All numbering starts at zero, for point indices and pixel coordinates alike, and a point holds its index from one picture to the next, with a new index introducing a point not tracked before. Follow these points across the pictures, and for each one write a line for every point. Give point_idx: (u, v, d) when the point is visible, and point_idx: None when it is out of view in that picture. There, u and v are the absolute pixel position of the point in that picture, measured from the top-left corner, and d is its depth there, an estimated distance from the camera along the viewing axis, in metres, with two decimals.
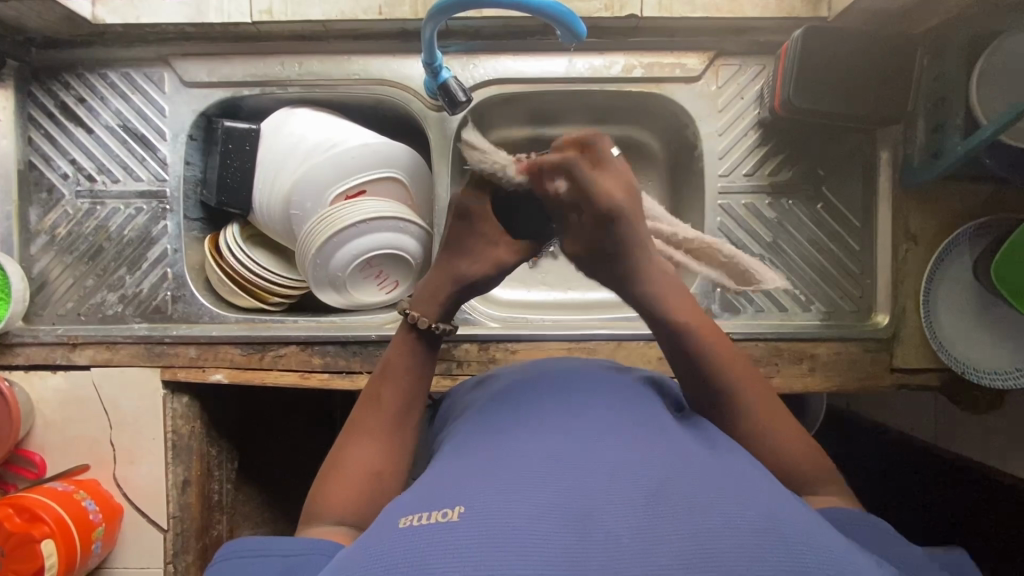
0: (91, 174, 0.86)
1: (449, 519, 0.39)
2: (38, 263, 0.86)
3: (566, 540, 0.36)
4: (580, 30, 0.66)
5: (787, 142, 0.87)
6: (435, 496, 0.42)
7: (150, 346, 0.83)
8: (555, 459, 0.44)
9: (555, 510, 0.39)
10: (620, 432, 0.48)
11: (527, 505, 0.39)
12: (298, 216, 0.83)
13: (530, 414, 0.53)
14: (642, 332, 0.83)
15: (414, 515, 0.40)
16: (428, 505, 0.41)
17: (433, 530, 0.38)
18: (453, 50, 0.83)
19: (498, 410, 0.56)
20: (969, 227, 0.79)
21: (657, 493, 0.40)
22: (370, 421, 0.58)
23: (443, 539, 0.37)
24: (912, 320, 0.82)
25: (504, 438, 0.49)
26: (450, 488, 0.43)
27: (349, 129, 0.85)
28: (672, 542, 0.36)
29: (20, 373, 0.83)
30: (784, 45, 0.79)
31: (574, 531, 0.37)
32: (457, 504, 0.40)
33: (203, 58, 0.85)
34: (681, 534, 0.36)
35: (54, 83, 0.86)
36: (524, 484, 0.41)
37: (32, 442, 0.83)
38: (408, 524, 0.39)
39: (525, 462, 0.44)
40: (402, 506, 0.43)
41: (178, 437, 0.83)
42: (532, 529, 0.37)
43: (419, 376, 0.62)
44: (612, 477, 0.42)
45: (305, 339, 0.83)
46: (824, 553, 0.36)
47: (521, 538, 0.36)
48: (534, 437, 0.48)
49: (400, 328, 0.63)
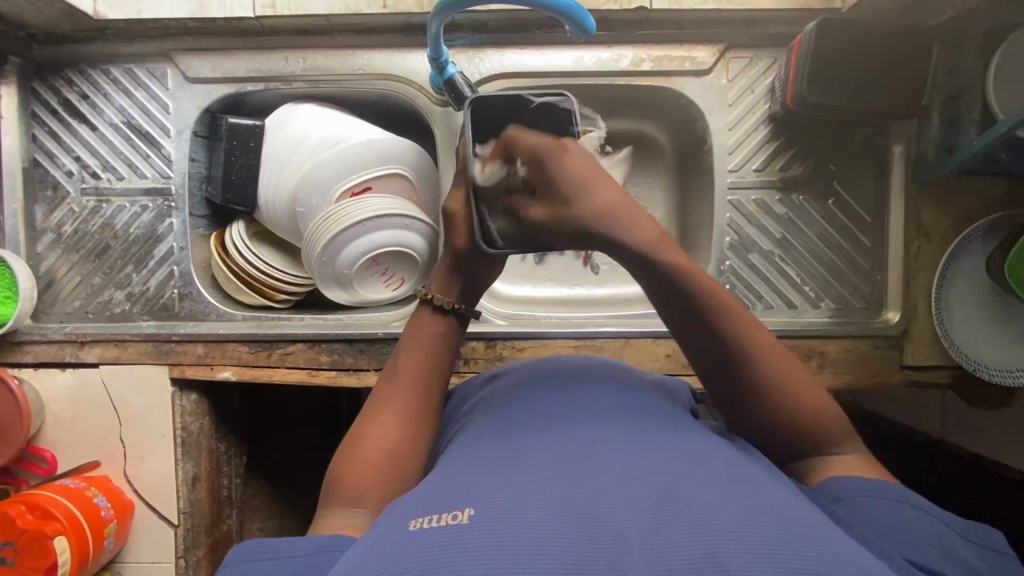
0: (96, 171, 0.86)
1: (461, 522, 0.38)
2: (45, 261, 0.86)
3: (581, 543, 0.36)
4: (589, 25, 0.64)
5: (799, 135, 0.85)
6: (446, 495, 0.43)
7: (157, 344, 0.83)
8: (571, 462, 0.44)
9: (565, 514, 0.39)
10: (633, 435, 0.48)
11: (539, 508, 0.39)
12: (304, 214, 0.83)
13: (539, 416, 0.53)
14: (650, 330, 0.83)
15: (424, 517, 0.40)
16: (439, 505, 0.41)
17: (444, 532, 0.38)
18: (460, 44, 0.82)
19: (507, 409, 0.56)
20: (983, 223, 0.77)
21: (669, 498, 0.40)
22: (387, 398, 0.60)
23: (455, 539, 0.37)
24: (924, 317, 0.81)
25: (516, 438, 0.50)
26: (462, 489, 0.43)
27: (354, 125, 0.84)
28: (684, 547, 0.36)
29: (29, 371, 0.84)
30: (796, 39, 0.78)
31: (587, 535, 0.37)
32: (467, 506, 0.40)
33: (206, 54, 0.84)
34: (696, 539, 0.36)
35: (57, 79, 0.85)
36: (536, 486, 0.42)
37: (43, 439, 0.84)
38: (420, 526, 0.39)
39: (535, 463, 0.44)
40: (411, 509, 0.43)
41: (187, 434, 0.83)
42: (544, 533, 0.37)
43: (434, 357, 0.64)
44: (628, 481, 0.42)
45: (311, 337, 0.83)
46: (840, 559, 0.35)
47: (534, 543, 0.36)
48: (544, 437, 0.48)
49: (419, 310, 0.67)
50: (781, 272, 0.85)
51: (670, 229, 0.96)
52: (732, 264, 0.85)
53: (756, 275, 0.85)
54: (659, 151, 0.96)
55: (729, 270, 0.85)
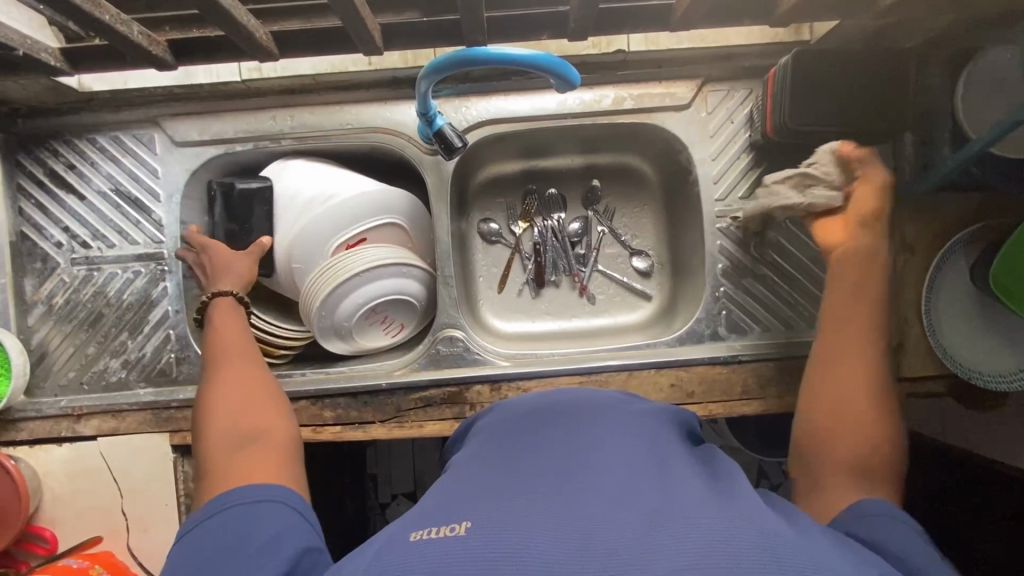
0: (86, 240, 0.85)
1: (458, 534, 0.40)
2: (37, 333, 0.85)
3: (569, 552, 0.38)
4: (573, 77, 0.66)
5: (782, 158, 0.87)
6: (445, 510, 0.44)
7: (157, 411, 0.82)
8: (570, 478, 0.45)
9: (558, 526, 0.40)
10: (640, 459, 0.48)
11: (533, 520, 0.41)
12: (300, 269, 0.83)
13: (541, 437, 0.53)
14: (652, 361, 0.83)
15: (424, 530, 0.42)
16: (437, 519, 0.43)
17: (441, 544, 0.40)
18: (445, 94, 0.84)
19: (512, 431, 0.56)
20: (962, 236, 0.80)
21: (660, 513, 0.41)
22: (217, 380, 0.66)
23: (452, 550, 0.39)
24: (915, 329, 0.84)
25: (515, 457, 0.50)
26: (460, 503, 0.44)
27: (344, 178, 0.84)
28: (665, 554, 0.37)
29: (25, 449, 0.81)
30: (771, 70, 0.81)
31: (576, 548, 0.38)
32: (464, 520, 0.42)
33: (194, 118, 0.84)
34: (680, 552, 0.37)
35: (42, 150, 0.85)
36: (532, 500, 0.43)
37: (42, 518, 0.81)
38: (419, 538, 0.41)
39: (524, 479, 0.46)
40: (411, 522, 0.44)
41: (192, 501, 0.82)
42: (535, 542, 0.39)
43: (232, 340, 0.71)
44: (622, 498, 0.43)
45: (315, 393, 0.82)
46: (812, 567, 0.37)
47: (526, 553, 0.38)
48: (544, 457, 0.49)
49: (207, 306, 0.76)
50: (775, 293, 0.87)
51: (662, 256, 0.98)
52: (727, 289, 0.87)
53: (751, 299, 0.86)
54: (645, 181, 0.98)
55: (724, 296, 0.86)
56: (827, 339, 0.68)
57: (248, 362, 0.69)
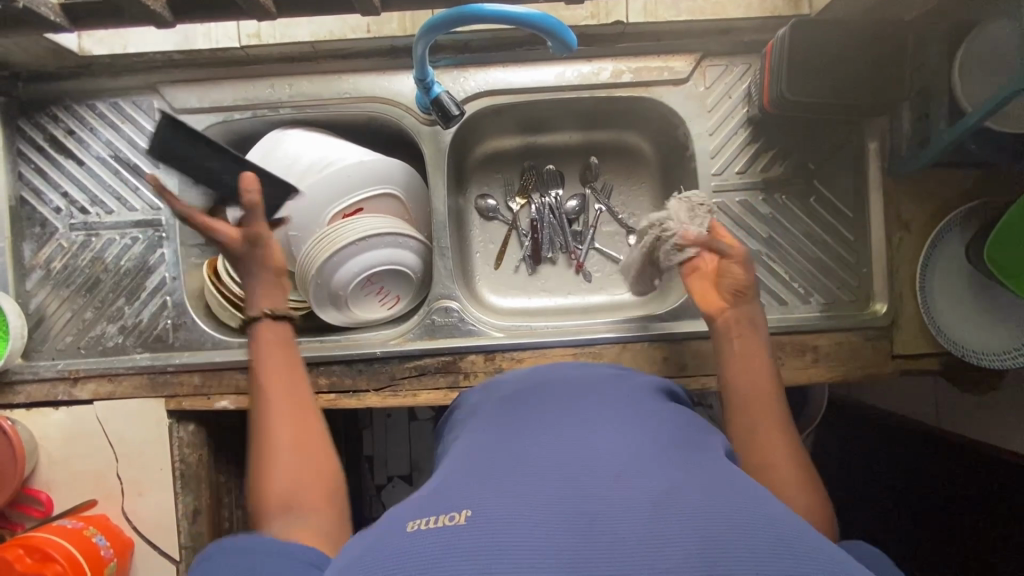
0: (84, 206, 0.86)
1: (457, 522, 0.39)
2: (35, 298, 0.85)
3: (576, 542, 0.37)
4: (570, 40, 0.66)
5: (778, 136, 0.88)
6: (445, 496, 0.43)
7: (153, 376, 0.83)
8: (571, 461, 0.44)
9: (563, 514, 0.39)
10: (638, 436, 0.48)
11: (537, 510, 0.39)
12: (297, 237, 0.84)
13: (539, 417, 0.52)
14: (646, 333, 0.84)
15: (421, 519, 0.41)
16: (436, 508, 0.42)
17: (442, 532, 0.39)
18: (444, 64, 0.84)
19: (510, 412, 0.56)
20: (958, 212, 0.80)
21: (667, 497, 0.40)
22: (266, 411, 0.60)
23: (453, 540, 0.38)
24: (910, 307, 0.84)
25: (514, 438, 0.49)
26: (460, 490, 0.43)
27: (343, 147, 0.84)
28: (677, 544, 0.37)
29: (22, 412, 0.82)
30: (768, 44, 0.81)
31: (582, 534, 0.37)
32: (464, 508, 0.41)
33: (193, 85, 0.85)
34: (693, 543, 0.36)
35: (42, 116, 0.85)
36: (536, 488, 0.42)
37: (38, 480, 0.82)
38: (417, 528, 0.40)
39: (529, 463, 0.45)
40: (410, 509, 0.44)
41: (186, 466, 0.82)
42: (541, 533, 0.38)
43: (286, 364, 0.64)
44: (626, 479, 0.42)
45: (309, 360, 0.82)
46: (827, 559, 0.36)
47: (532, 547, 0.37)
48: (541, 437, 0.48)
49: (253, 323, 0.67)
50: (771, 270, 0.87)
51: None
52: None
53: None
54: (643, 158, 0.98)
55: None
56: (740, 353, 0.67)
57: (297, 384, 0.63)
